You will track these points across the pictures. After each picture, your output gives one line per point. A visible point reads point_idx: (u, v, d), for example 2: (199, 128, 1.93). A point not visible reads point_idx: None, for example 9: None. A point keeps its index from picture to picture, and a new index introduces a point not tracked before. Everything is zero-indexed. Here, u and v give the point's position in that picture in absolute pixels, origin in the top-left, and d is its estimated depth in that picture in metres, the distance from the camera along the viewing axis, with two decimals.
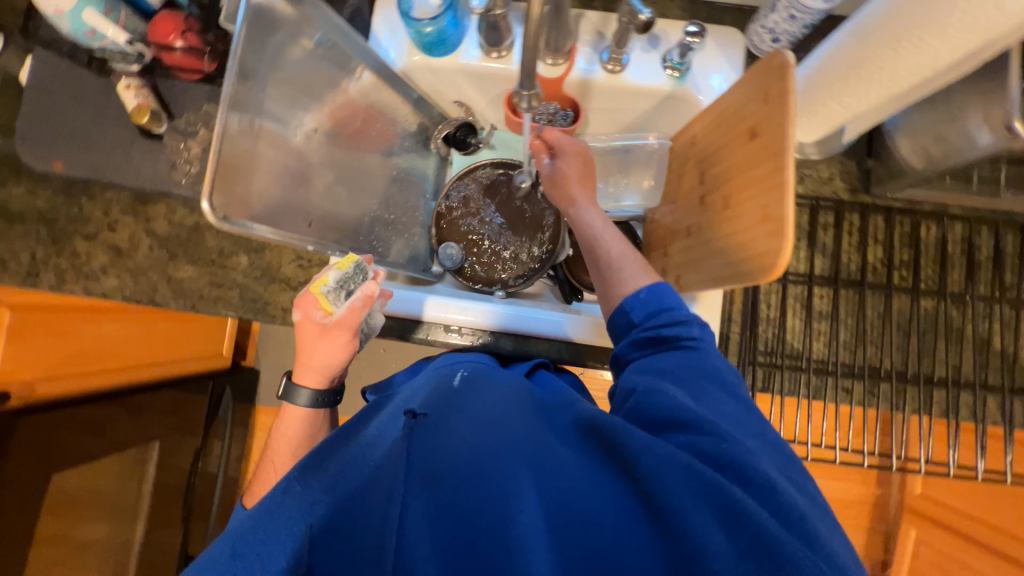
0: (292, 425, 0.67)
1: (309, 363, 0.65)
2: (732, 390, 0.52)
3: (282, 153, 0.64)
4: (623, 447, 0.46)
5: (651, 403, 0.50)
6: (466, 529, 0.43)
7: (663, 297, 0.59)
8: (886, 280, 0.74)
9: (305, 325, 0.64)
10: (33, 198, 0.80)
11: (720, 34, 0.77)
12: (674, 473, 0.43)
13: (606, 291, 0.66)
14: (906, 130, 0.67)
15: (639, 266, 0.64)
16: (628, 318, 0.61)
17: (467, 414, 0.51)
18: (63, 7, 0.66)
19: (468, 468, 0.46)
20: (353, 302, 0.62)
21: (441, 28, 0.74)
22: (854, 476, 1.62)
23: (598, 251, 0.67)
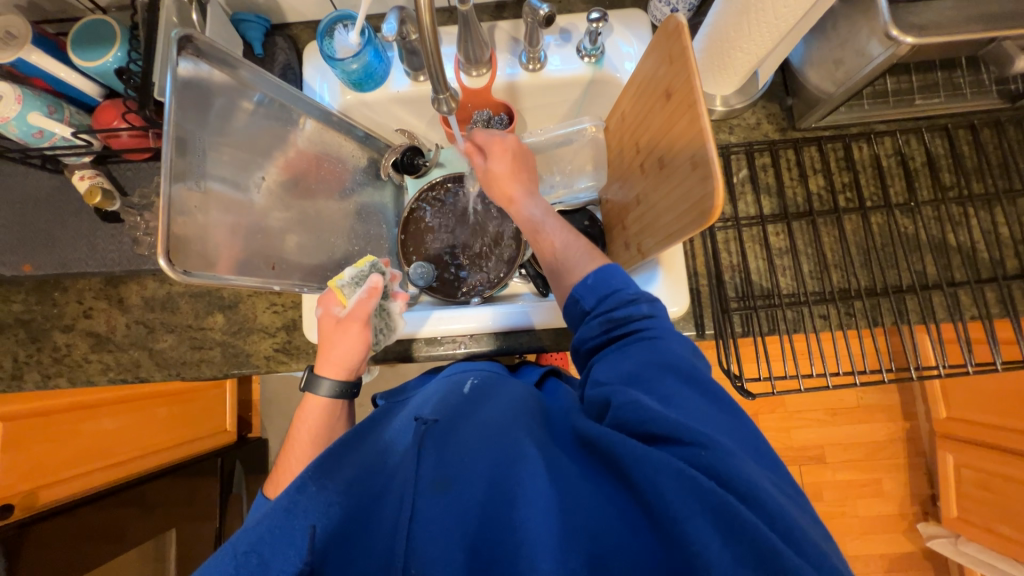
0: (312, 414, 0.66)
1: (328, 360, 0.67)
2: (707, 391, 0.50)
3: (236, 207, 0.66)
4: (615, 457, 0.45)
5: (627, 413, 0.47)
6: (473, 532, 0.44)
7: (611, 281, 0.58)
8: (833, 205, 0.77)
9: (325, 323, 0.69)
10: (8, 304, 0.82)
11: (624, 15, 0.83)
12: (671, 479, 0.41)
13: (559, 284, 0.65)
14: (812, 62, 0.71)
15: (586, 252, 0.64)
16: (581, 307, 0.59)
17: (477, 424, 0.52)
18: (7, 115, 0.69)
19: (477, 476, 0.47)
20: (360, 295, 0.68)
21: (366, 62, 0.78)
22: (879, 415, 1.61)
23: (543, 244, 0.68)
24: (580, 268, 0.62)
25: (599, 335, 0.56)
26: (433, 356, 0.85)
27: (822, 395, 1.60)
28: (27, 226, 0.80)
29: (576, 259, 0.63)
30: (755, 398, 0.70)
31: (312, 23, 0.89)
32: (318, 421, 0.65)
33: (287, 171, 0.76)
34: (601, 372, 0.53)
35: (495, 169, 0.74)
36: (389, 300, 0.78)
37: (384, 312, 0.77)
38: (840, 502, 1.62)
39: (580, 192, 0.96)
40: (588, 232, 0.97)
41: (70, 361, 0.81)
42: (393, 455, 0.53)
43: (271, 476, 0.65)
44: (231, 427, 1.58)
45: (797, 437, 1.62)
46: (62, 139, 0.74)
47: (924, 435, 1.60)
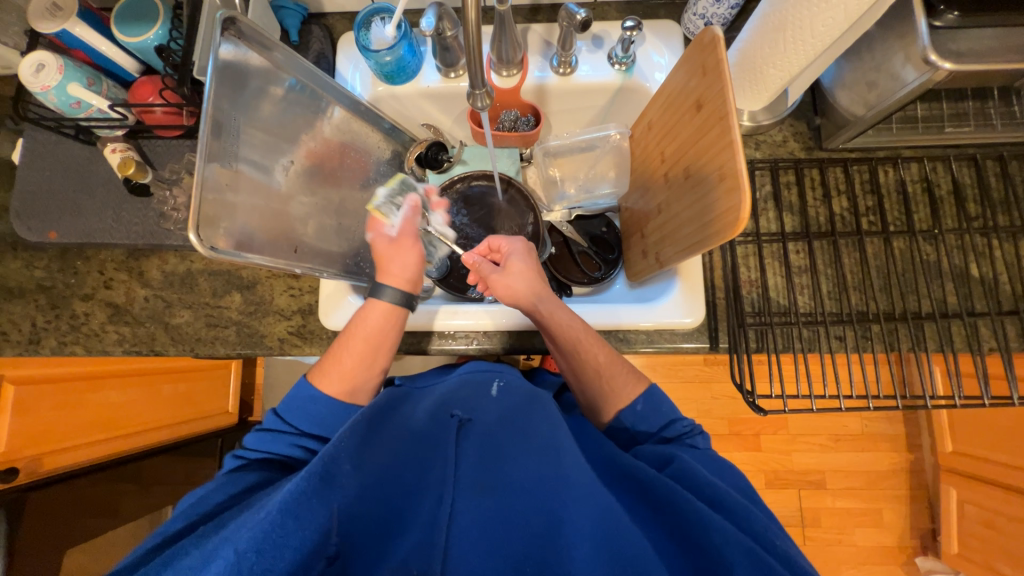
0: (373, 316, 0.70)
1: (388, 271, 0.73)
2: (730, 475, 0.59)
3: (261, 188, 0.67)
4: (663, 498, 0.51)
5: (679, 470, 0.55)
6: (515, 537, 0.48)
7: (659, 406, 0.66)
8: (856, 227, 0.76)
9: (377, 243, 0.77)
10: (32, 270, 0.84)
11: (657, 26, 0.83)
12: (719, 522, 0.47)
13: (598, 400, 0.69)
14: (844, 83, 0.72)
15: (625, 377, 0.68)
16: (633, 434, 0.66)
17: (517, 435, 0.57)
18: (49, 83, 0.70)
19: (521, 489, 0.51)
20: (407, 213, 0.80)
21: (399, 56, 0.79)
22: (883, 445, 1.59)
23: (587, 356, 0.68)
24: (624, 394, 0.67)
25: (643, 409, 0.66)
26: (445, 351, 0.85)
27: (825, 421, 1.59)
28: (57, 195, 0.82)
29: (618, 381, 0.68)
30: (766, 414, 0.69)
31: (348, 14, 0.90)
32: (378, 325, 0.70)
33: (312, 157, 0.77)
34: (648, 445, 0.61)
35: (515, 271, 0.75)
36: (430, 213, 0.89)
37: (428, 232, 0.89)
38: (838, 530, 1.60)
39: (600, 199, 0.97)
40: (606, 238, 0.97)
41: (87, 330, 0.82)
42: (424, 448, 0.56)
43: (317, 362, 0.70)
44: (233, 408, 1.56)
45: (798, 461, 1.60)
46: (98, 111, 0.75)
47: (928, 469, 1.58)
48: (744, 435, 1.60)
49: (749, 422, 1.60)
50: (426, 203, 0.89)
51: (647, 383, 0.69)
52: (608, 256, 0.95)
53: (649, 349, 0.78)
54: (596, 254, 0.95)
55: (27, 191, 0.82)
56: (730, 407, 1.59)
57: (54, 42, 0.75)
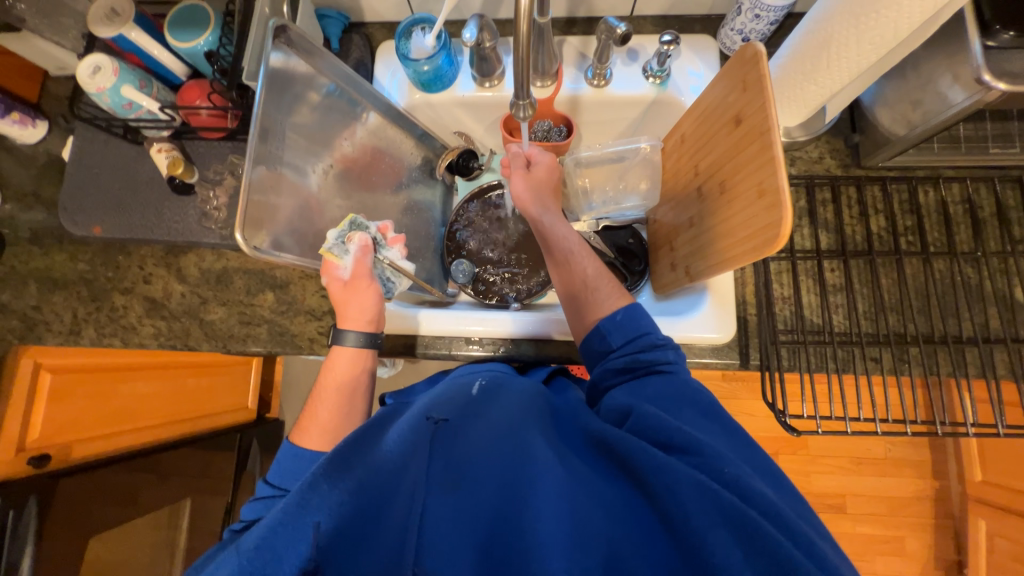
0: (339, 363, 0.72)
1: (347, 319, 0.71)
2: (722, 425, 0.54)
3: (300, 190, 0.69)
4: (633, 464, 0.47)
5: (652, 425, 0.51)
6: (487, 530, 0.45)
7: (639, 321, 0.63)
8: (894, 246, 0.75)
9: (332, 288, 0.72)
10: (76, 263, 0.87)
11: (693, 41, 0.84)
12: (689, 487, 0.44)
13: (580, 318, 0.68)
14: (886, 102, 0.71)
15: (611, 289, 0.68)
16: (607, 342, 0.63)
17: (486, 422, 0.53)
18: (104, 85, 0.73)
19: (489, 478, 0.48)
20: (357, 254, 0.71)
21: (437, 65, 0.81)
22: (907, 471, 1.54)
23: (574, 265, 0.70)
24: (607, 303, 0.66)
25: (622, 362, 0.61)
26: (469, 355, 0.86)
27: (847, 443, 1.55)
28: (104, 193, 0.85)
29: (603, 292, 0.68)
30: (800, 435, 0.67)
31: (386, 23, 0.91)
32: (344, 368, 0.71)
33: (344, 161, 0.78)
34: (616, 396, 0.59)
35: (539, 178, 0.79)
36: (384, 248, 0.77)
37: (381, 263, 0.77)
38: (858, 557, 1.55)
39: (627, 211, 0.94)
40: (633, 249, 0.97)
41: (125, 322, 0.84)
42: (388, 452, 0.50)
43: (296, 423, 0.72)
44: (253, 405, 1.58)
45: (818, 483, 1.56)
46: (147, 112, 0.79)
47: (955, 497, 1.52)
48: None
49: (767, 440, 1.57)
50: (378, 239, 0.77)
51: (632, 297, 0.68)
52: (635, 268, 0.95)
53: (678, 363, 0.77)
54: (622, 266, 0.95)
55: (75, 187, 0.85)
56: (748, 424, 1.57)
57: (109, 46, 0.78)
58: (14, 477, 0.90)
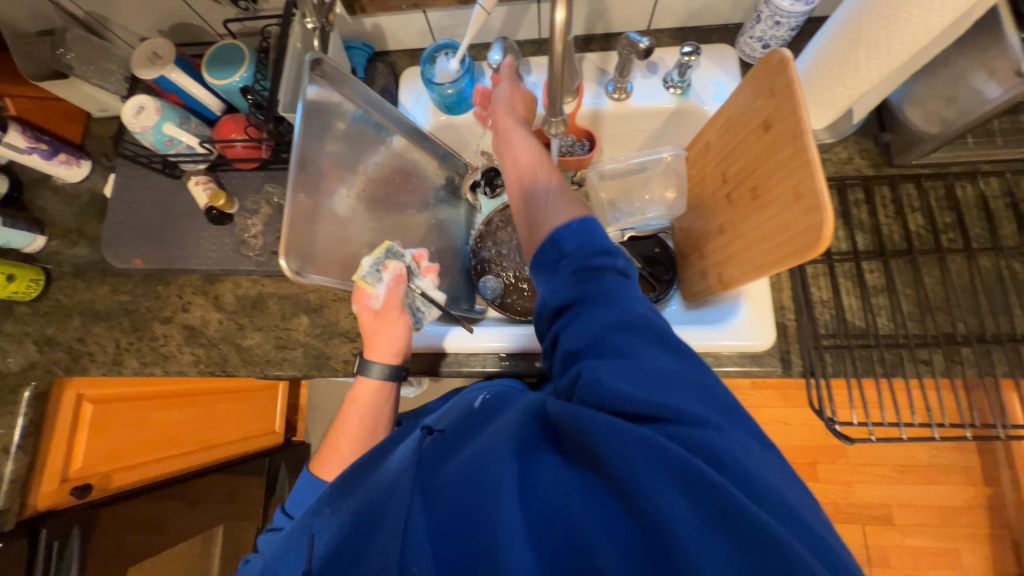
0: (364, 394, 0.74)
1: (375, 350, 0.73)
2: (681, 358, 0.47)
3: (331, 215, 0.70)
4: (581, 434, 0.44)
5: (600, 383, 0.45)
6: (447, 530, 0.42)
7: (592, 233, 0.54)
8: (935, 244, 0.73)
9: (363, 316, 0.72)
10: (118, 295, 0.90)
11: (712, 50, 0.85)
12: (635, 449, 0.41)
13: (530, 236, 0.59)
14: (916, 100, 0.70)
15: (567, 202, 0.58)
16: (559, 250, 0.54)
17: (465, 429, 0.53)
18: (148, 124, 0.77)
19: (450, 477, 0.45)
20: (390, 284, 0.71)
21: (461, 88, 0.83)
22: (955, 478, 1.47)
23: (524, 176, 0.62)
24: (558, 217, 0.56)
25: (571, 282, 0.51)
26: (503, 372, 0.86)
27: (890, 449, 1.48)
28: (145, 226, 0.88)
29: (556, 202, 0.58)
30: (854, 443, 0.64)
31: (409, 50, 0.95)
32: (367, 400, 0.74)
33: (367, 183, 0.79)
34: (564, 335, 0.51)
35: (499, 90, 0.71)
36: (418, 277, 0.78)
37: (414, 292, 0.77)
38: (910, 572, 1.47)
39: (652, 221, 0.94)
40: (659, 259, 0.96)
41: (165, 351, 0.86)
42: (386, 472, 0.53)
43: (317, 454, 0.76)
44: (280, 428, 1.60)
45: (860, 493, 1.50)
46: (186, 147, 0.82)
47: (1010, 505, 1.44)
48: (799, 464, 1.52)
49: (803, 450, 1.52)
50: (413, 268, 0.78)
51: (588, 210, 0.57)
52: (663, 277, 0.93)
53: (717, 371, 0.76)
54: (650, 277, 0.94)
55: (118, 222, 0.89)
56: (781, 433, 1.52)
57: (151, 87, 0.82)
58: (55, 506, 0.93)
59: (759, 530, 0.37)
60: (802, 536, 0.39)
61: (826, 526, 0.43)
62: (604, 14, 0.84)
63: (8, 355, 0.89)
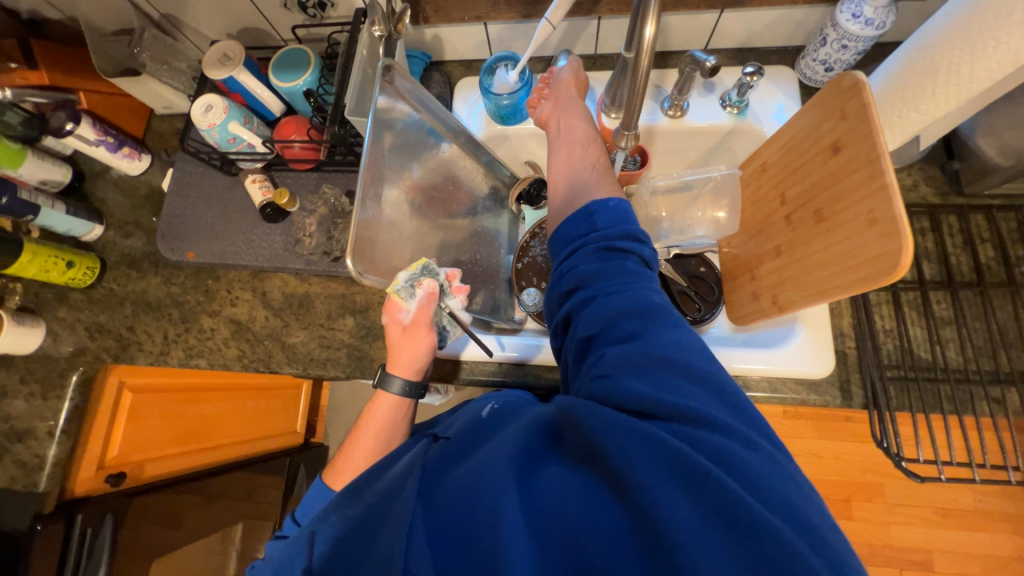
0: (381, 408, 0.74)
1: (396, 364, 0.73)
2: (695, 350, 0.46)
3: (385, 220, 0.70)
4: (584, 427, 0.43)
5: (610, 375, 0.45)
6: (447, 527, 0.42)
7: (625, 216, 0.54)
8: (1008, 277, 0.70)
9: (391, 329, 0.73)
10: (169, 286, 0.92)
11: (772, 73, 0.84)
12: (636, 442, 0.40)
13: (561, 211, 0.61)
14: (990, 130, 0.68)
15: (606, 183, 0.60)
16: (590, 222, 0.55)
17: (472, 435, 0.52)
18: (214, 122, 0.79)
19: (454, 477, 0.45)
20: (420, 301, 0.69)
21: (517, 100, 0.84)
22: (1002, 526, 1.39)
23: (576, 150, 0.65)
24: (595, 195, 0.58)
25: (594, 264, 0.52)
26: (544, 385, 0.84)
27: (931, 491, 1.41)
28: (201, 221, 0.90)
29: (597, 181, 0.60)
30: (925, 481, 0.61)
31: (465, 61, 0.96)
32: (385, 416, 0.73)
33: (418, 190, 0.79)
34: (580, 320, 0.51)
35: (563, 78, 0.72)
36: (448, 296, 0.74)
37: (442, 311, 0.75)
38: None
39: (698, 240, 0.90)
40: (705, 279, 0.94)
41: (211, 344, 0.87)
42: (393, 474, 0.51)
43: (331, 462, 0.77)
44: (299, 428, 1.59)
45: (897, 535, 1.43)
46: (247, 145, 0.84)
47: None
48: (833, 501, 1.46)
49: (838, 485, 1.46)
50: (445, 287, 0.73)
51: (622, 191, 0.60)
52: (709, 297, 0.91)
53: (770, 397, 0.73)
54: (696, 295, 0.91)
55: (174, 215, 0.91)
56: (814, 467, 1.47)
57: (218, 87, 0.85)
58: (92, 493, 0.93)
59: (758, 524, 0.36)
60: (805, 539, 0.37)
61: (836, 535, 0.40)
62: (664, 32, 0.84)
63: (60, 340, 0.91)
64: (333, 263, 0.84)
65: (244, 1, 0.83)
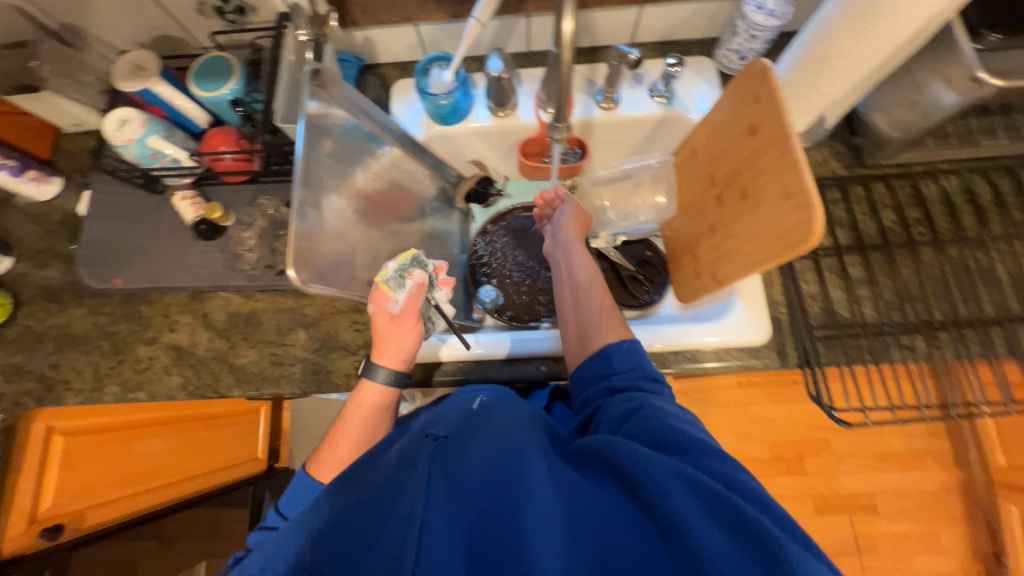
0: (367, 396, 0.70)
1: (382, 353, 0.70)
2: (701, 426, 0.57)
3: (325, 228, 0.67)
4: (622, 464, 0.48)
5: (644, 431, 0.53)
6: (480, 535, 0.44)
7: (637, 358, 0.65)
8: (907, 238, 0.79)
9: (377, 319, 0.70)
10: (96, 316, 0.85)
11: (693, 62, 0.89)
12: (676, 481, 0.45)
13: (577, 345, 0.71)
14: (882, 106, 0.76)
15: (613, 323, 0.69)
16: (609, 365, 0.65)
17: (480, 438, 0.53)
18: (131, 137, 0.74)
19: (478, 485, 0.48)
20: (410, 291, 0.70)
21: (455, 99, 0.85)
22: (931, 463, 1.54)
23: (579, 289, 0.74)
24: (605, 334, 0.68)
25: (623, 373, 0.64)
26: (506, 379, 0.85)
27: (869, 439, 1.56)
28: (127, 245, 0.84)
29: (606, 321, 0.70)
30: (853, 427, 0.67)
31: (400, 63, 0.96)
32: (373, 404, 0.70)
33: (362, 194, 0.77)
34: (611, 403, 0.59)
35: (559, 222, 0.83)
36: (435, 289, 0.78)
37: (429, 304, 0.77)
38: (898, 556, 1.51)
39: (642, 224, 0.98)
40: (653, 262, 0.98)
41: (150, 374, 0.82)
42: (392, 469, 0.52)
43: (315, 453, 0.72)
44: (263, 454, 1.46)
45: (845, 484, 1.55)
46: (172, 160, 0.79)
47: (982, 486, 1.52)
48: (788, 459, 1.57)
49: (791, 445, 1.57)
50: (433, 278, 0.78)
51: (627, 326, 0.70)
52: (657, 279, 0.96)
53: (718, 365, 0.78)
54: (644, 279, 0.96)
55: (95, 240, 0.84)
56: (769, 430, 1.57)
57: (132, 100, 0.79)
58: (23, 551, 0.86)
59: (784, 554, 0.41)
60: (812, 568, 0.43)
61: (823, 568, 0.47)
62: (590, 28, 0.88)
63: None
64: (277, 277, 0.81)
65: (155, 8, 0.78)
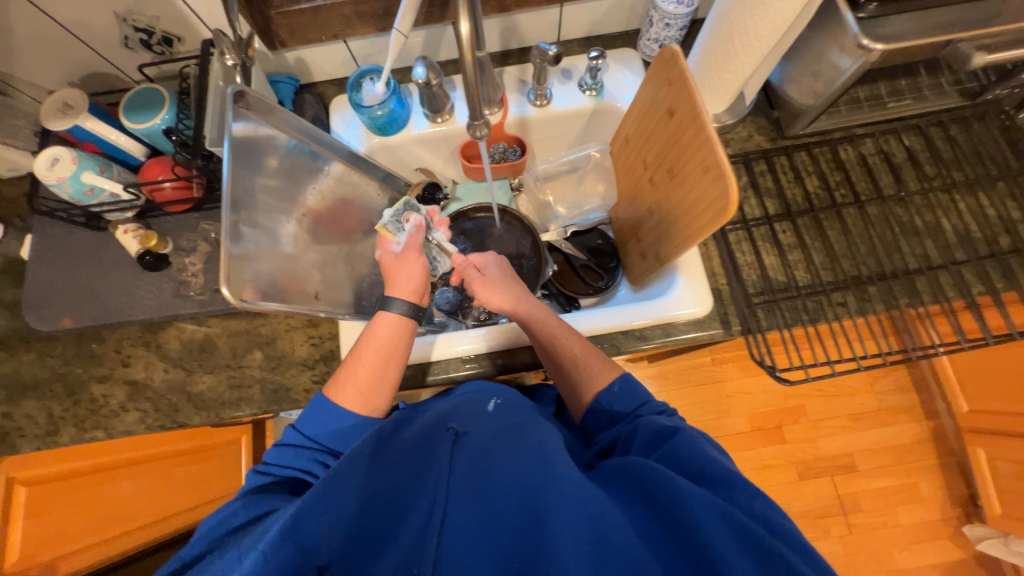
0: (382, 329, 0.65)
1: (393, 287, 0.68)
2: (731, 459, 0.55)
3: (268, 246, 0.67)
4: (662, 488, 0.46)
5: (677, 455, 0.51)
6: (507, 543, 0.45)
7: (633, 397, 0.64)
8: (831, 201, 0.83)
9: (383, 261, 0.72)
10: (46, 359, 0.84)
11: (617, 54, 0.93)
12: (715, 516, 0.44)
13: (570, 385, 0.69)
14: (792, 79, 0.81)
15: (600, 364, 0.68)
16: (609, 411, 0.64)
17: (510, 445, 0.53)
18: (64, 175, 0.74)
19: (511, 492, 0.48)
20: (411, 229, 0.73)
21: (390, 109, 0.87)
22: (901, 417, 1.60)
23: (558, 348, 0.69)
24: (598, 381, 0.67)
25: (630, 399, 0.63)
26: (467, 377, 0.86)
27: (840, 401, 1.61)
28: (71, 284, 0.83)
29: (595, 369, 0.68)
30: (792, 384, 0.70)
31: (336, 80, 0.98)
32: (388, 338, 0.65)
33: (312, 213, 0.78)
34: (644, 424, 0.57)
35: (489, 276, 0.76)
36: (433, 231, 0.83)
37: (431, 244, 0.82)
38: (881, 511, 1.55)
39: (590, 213, 1.02)
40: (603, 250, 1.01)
41: (106, 411, 0.81)
42: (413, 461, 0.52)
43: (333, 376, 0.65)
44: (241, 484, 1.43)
45: (824, 446, 1.59)
46: (110, 195, 0.80)
47: (950, 433, 1.58)
48: (767, 430, 1.60)
49: (768, 415, 1.61)
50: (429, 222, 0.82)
51: (613, 364, 0.69)
52: (608, 265, 0.99)
53: (668, 342, 0.80)
54: (597, 266, 0.99)
55: (38, 282, 0.83)
56: (745, 403, 1.62)
57: (64, 139, 0.80)
58: None
59: None
60: None
61: None
62: (515, 30, 0.91)
63: None
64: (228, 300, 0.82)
65: (80, 46, 0.79)
